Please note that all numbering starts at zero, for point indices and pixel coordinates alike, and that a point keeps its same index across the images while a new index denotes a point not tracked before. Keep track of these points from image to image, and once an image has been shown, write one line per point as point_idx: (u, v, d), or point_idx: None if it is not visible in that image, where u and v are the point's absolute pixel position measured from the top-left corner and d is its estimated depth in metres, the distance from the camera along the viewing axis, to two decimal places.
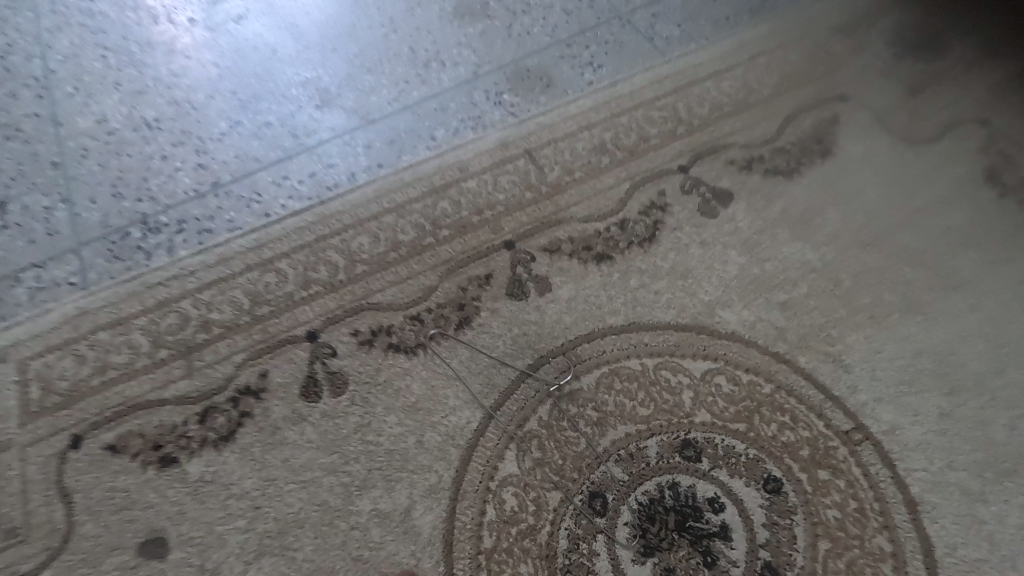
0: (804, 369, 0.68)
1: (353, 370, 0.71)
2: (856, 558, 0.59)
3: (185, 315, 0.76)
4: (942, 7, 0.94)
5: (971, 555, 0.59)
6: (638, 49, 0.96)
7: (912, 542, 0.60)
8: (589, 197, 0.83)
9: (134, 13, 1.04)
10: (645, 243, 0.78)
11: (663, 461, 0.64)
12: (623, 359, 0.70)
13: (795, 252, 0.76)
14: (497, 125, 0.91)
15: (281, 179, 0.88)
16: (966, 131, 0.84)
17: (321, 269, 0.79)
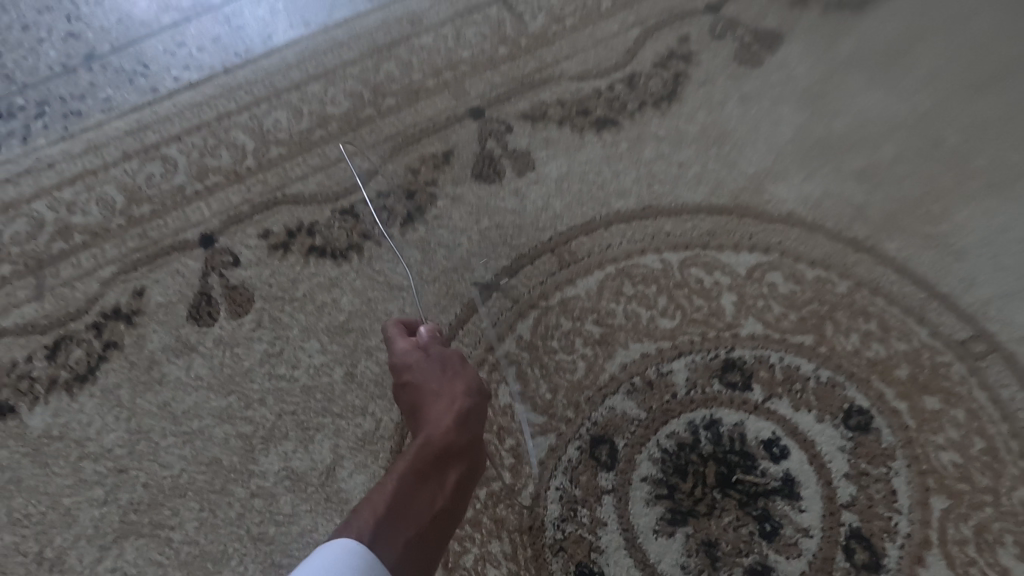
0: (894, 260, 0.47)
1: (258, 282, 0.52)
2: (985, 522, 0.40)
3: (35, 219, 0.56)
4: None
5: None
6: None
7: None
8: (585, 48, 0.60)
9: None
10: (662, 103, 0.56)
11: (696, 392, 0.44)
12: (634, 254, 0.50)
13: (874, 104, 0.54)
14: None
15: (175, 45, 0.66)
16: None
17: (223, 155, 0.58)
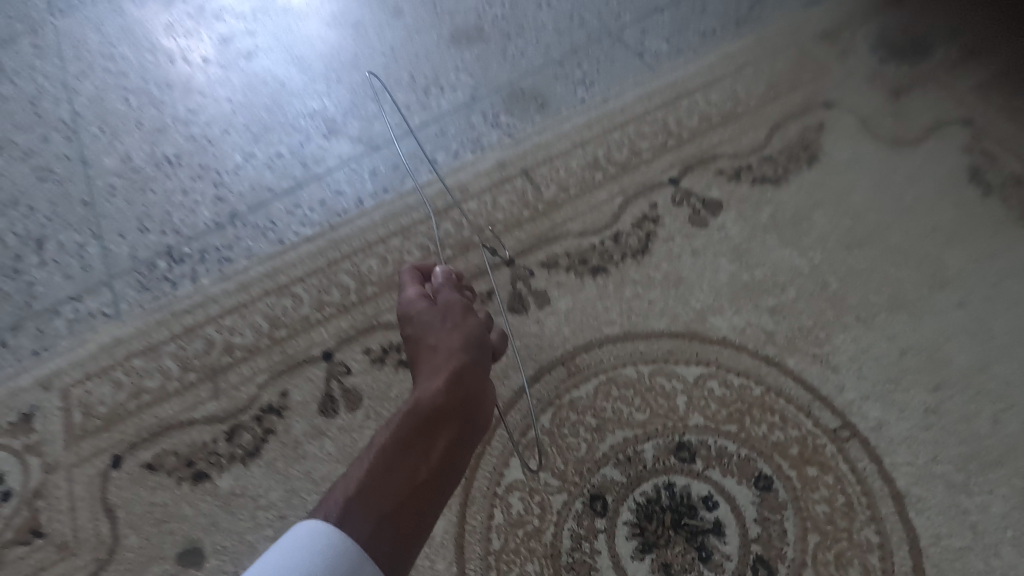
0: (793, 371, 0.71)
1: (365, 386, 0.77)
2: (842, 550, 0.63)
3: (210, 339, 0.82)
4: (926, 7, 0.99)
5: (958, 543, 0.62)
6: (626, 68, 1.00)
7: (899, 533, 0.63)
8: (584, 212, 0.86)
9: (163, 67, 1.15)
10: (638, 255, 0.81)
11: (659, 463, 0.68)
12: (619, 366, 0.74)
13: (783, 255, 0.79)
14: (495, 147, 0.95)
15: (294, 207, 0.93)
16: (951, 131, 0.86)
17: (333, 292, 0.84)
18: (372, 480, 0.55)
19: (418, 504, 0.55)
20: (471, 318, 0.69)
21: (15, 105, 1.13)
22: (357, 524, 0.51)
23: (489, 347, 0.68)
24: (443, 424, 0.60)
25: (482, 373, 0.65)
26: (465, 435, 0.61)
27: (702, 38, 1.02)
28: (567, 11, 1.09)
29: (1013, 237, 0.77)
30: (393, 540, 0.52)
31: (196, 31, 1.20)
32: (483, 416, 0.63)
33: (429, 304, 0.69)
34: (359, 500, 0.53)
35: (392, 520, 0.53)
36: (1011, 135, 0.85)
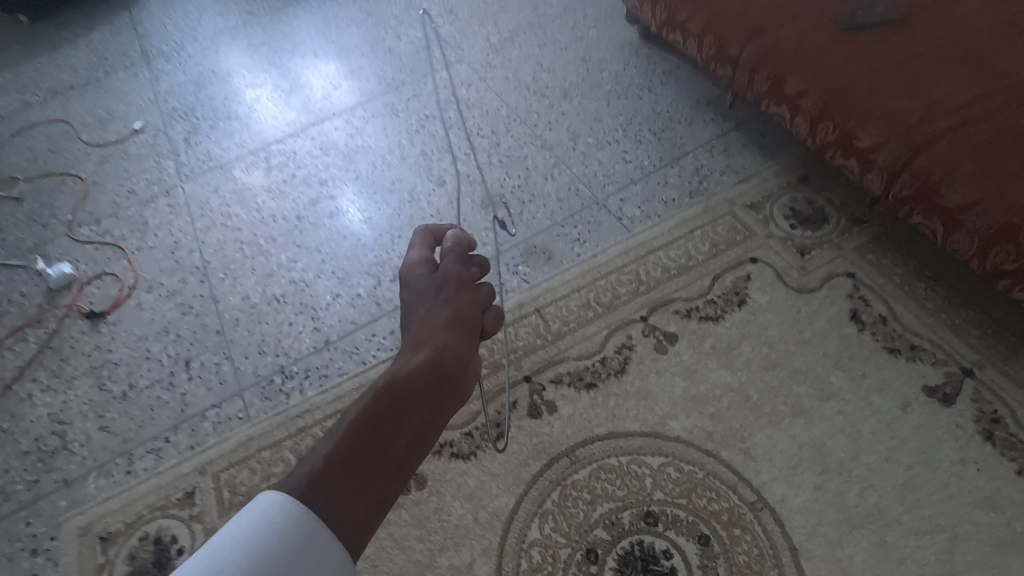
0: (725, 461, 1.03)
1: (430, 470, 1.07)
2: None
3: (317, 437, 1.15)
4: (823, 186, 1.38)
5: None
6: (609, 229, 1.38)
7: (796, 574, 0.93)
8: (580, 341, 1.21)
9: (267, 223, 1.54)
10: (619, 374, 1.15)
11: (633, 526, 0.99)
12: (605, 456, 1.06)
13: (720, 376, 1.12)
14: (515, 289, 1.31)
15: (372, 336, 1.29)
16: (840, 281, 1.22)
17: None
18: (362, 424, 0.65)
19: (406, 441, 0.66)
20: (464, 289, 0.89)
21: (159, 253, 1.53)
22: (346, 459, 0.61)
23: (473, 317, 0.87)
24: (430, 375, 0.74)
25: (465, 339, 0.83)
26: (447, 387, 0.75)
27: (664, 206, 1.40)
28: (566, 183, 1.50)
29: (879, 361, 1.10)
30: (381, 472, 0.62)
31: (290, 193, 1.60)
32: (464, 375, 0.79)
33: (427, 281, 0.90)
34: (349, 441, 0.63)
35: (380, 453, 0.63)
36: (882, 284, 1.20)
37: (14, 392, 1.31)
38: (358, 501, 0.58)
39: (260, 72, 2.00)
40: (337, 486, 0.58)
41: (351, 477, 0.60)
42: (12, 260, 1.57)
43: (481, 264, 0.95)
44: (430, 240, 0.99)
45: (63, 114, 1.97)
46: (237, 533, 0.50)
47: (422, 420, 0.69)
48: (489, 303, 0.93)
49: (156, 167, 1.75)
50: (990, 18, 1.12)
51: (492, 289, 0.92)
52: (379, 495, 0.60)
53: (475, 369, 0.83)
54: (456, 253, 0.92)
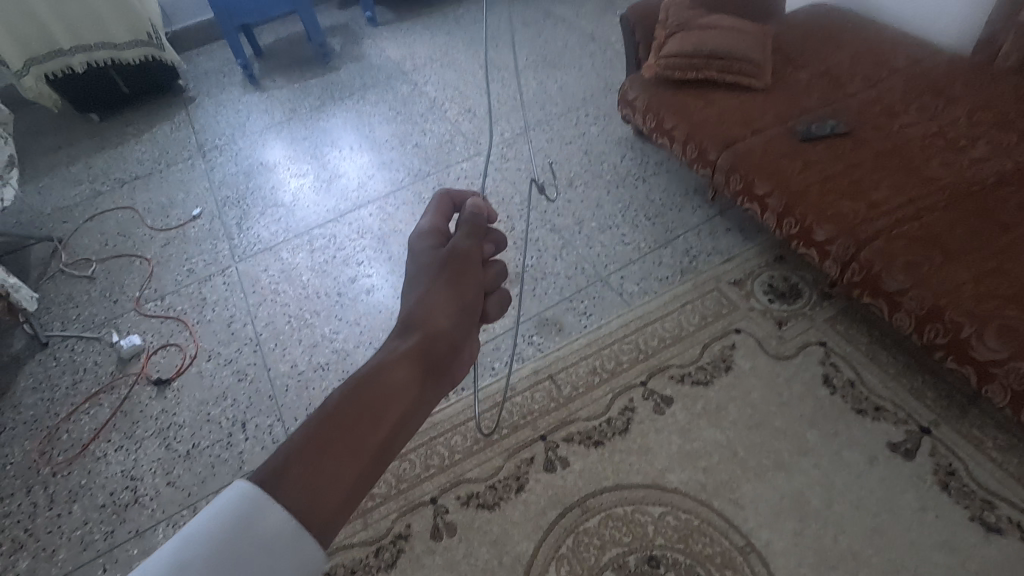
0: (717, 509, 1.18)
1: (459, 519, 1.24)
2: None
3: None
4: (796, 267, 1.59)
5: None
6: (611, 303, 1.59)
7: None
8: (588, 403, 1.38)
9: (311, 299, 1.76)
10: (622, 432, 1.32)
11: (638, 568, 1.14)
12: (613, 505, 1.22)
13: (710, 434, 1.29)
14: (530, 357, 1.50)
15: None
16: (813, 348, 1.41)
17: (433, 457, 1.34)
18: (346, 404, 0.61)
19: (391, 424, 0.63)
20: (472, 273, 0.84)
21: (217, 326, 1.74)
22: (326, 437, 0.57)
23: (475, 302, 0.83)
24: (421, 360, 0.72)
25: (462, 327, 0.80)
26: (436, 373, 0.73)
27: (659, 283, 1.62)
28: (573, 262, 1.72)
29: (848, 420, 1.27)
30: (363, 453, 0.59)
31: (331, 272, 1.83)
32: (452, 362, 0.77)
33: (434, 256, 0.85)
34: (331, 420, 0.59)
35: (363, 434, 0.60)
36: (850, 351, 1.39)
37: (90, 451, 1.49)
38: (337, 483, 0.55)
39: (303, 163, 2.28)
40: (315, 467, 0.54)
41: (330, 457, 0.56)
42: (88, 332, 1.79)
43: (496, 241, 0.91)
44: (447, 208, 0.92)
45: (130, 202, 2.25)
46: (204, 524, 0.46)
47: (409, 402, 0.67)
48: (495, 287, 0.89)
49: (212, 249, 1.99)
50: (916, 135, 1.38)
51: (502, 271, 0.88)
52: (357, 477, 0.57)
53: (466, 356, 0.81)
54: (472, 231, 0.87)
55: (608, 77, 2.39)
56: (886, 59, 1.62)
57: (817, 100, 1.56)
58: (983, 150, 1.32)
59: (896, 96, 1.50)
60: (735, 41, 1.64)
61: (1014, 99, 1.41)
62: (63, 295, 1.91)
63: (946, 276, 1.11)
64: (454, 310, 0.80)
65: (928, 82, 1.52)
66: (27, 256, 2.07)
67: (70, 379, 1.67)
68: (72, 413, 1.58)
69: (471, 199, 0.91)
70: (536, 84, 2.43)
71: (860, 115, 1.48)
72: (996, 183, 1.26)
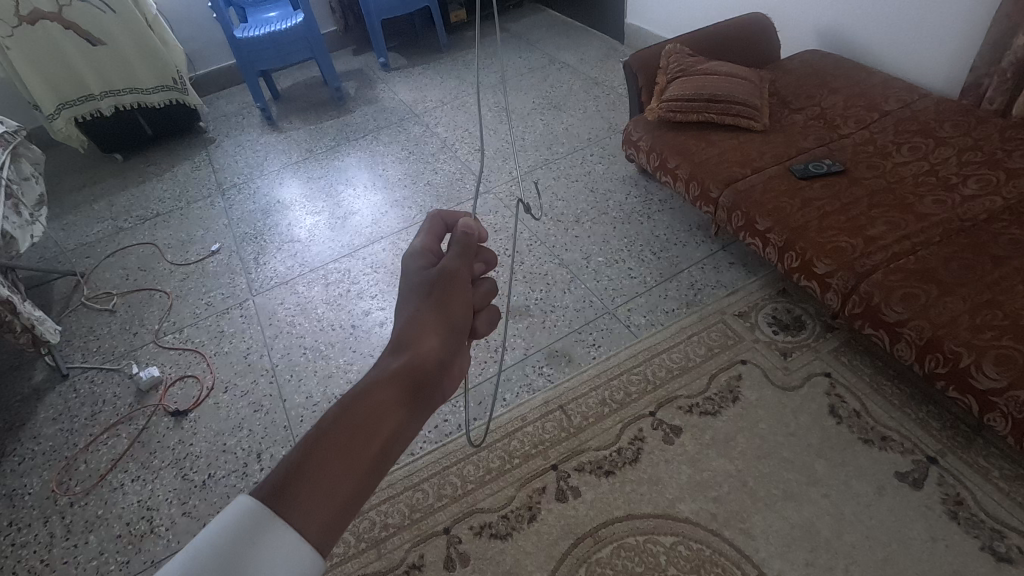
0: (728, 539, 1.20)
1: (472, 549, 1.25)
2: None
3: (372, 519, 1.32)
4: (799, 300, 1.63)
5: None
6: (619, 335, 1.63)
7: None
8: (599, 433, 1.41)
9: (326, 331, 1.81)
10: (633, 462, 1.34)
11: None
12: (624, 535, 1.23)
13: (719, 463, 1.31)
14: (541, 389, 1.53)
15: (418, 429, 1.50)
16: (818, 379, 1.44)
17: (447, 487, 1.36)
18: (327, 427, 0.50)
19: (372, 453, 0.50)
20: (461, 289, 0.67)
21: (233, 358, 1.78)
22: (302, 467, 0.46)
23: (466, 321, 0.66)
24: (406, 383, 0.56)
25: (450, 348, 0.63)
26: (424, 397, 0.57)
27: (666, 316, 1.66)
28: (582, 295, 1.77)
29: (855, 450, 1.29)
30: (341, 487, 0.47)
31: (345, 306, 1.88)
32: (439, 388, 0.60)
33: (419, 272, 0.68)
34: (310, 447, 0.48)
35: (343, 463, 0.48)
36: (855, 382, 1.42)
37: (108, 481, 1.51)
38: (313, 518, 0.44)
39: (318, 201, 2.37)
40: (291, 500, 0.44)
41: (305, 490, 0.45)
42: (107, 364, 1.83)
43: (488, 260, 0.73)
44: (438, 229, 0.73)
45: (151, 238, 2.32)
46: (207, 541, 0.40)
47: (391, 429, 0.52)
48: (487, 305, 0.70)
49: (230, 283, 2.05)
50: (908, 175, 1.45)
51: (496, 287, 0.70)
52: (336, 514, 0.45)
53: (456, 384, 0.62)
54: (463, 247, 0.69)
55: (612, 119, 2.50)
56: (878, 102, 1.71)
57: (815, 141, 1.63)
58: (974, 187, 1.38)
59: (888, 138, 1.58)
60: (733, 86, 1.73)
61: (1001, 139, 1.48)
62: (84, 328, 1.97)
63: (943, 308, 1.15)
64: (450, 328, 0.64)
65: (919, 123, 1.60)
66: (50, 290, 2.14)
67: (90, 409, 1.70)
68: (91, 443, 1.61)
69: (462, 217, 0.73)
70: (543, 125, 2.53)
71: (855, 155, 1.55)
72: (988, 217, 1.31)
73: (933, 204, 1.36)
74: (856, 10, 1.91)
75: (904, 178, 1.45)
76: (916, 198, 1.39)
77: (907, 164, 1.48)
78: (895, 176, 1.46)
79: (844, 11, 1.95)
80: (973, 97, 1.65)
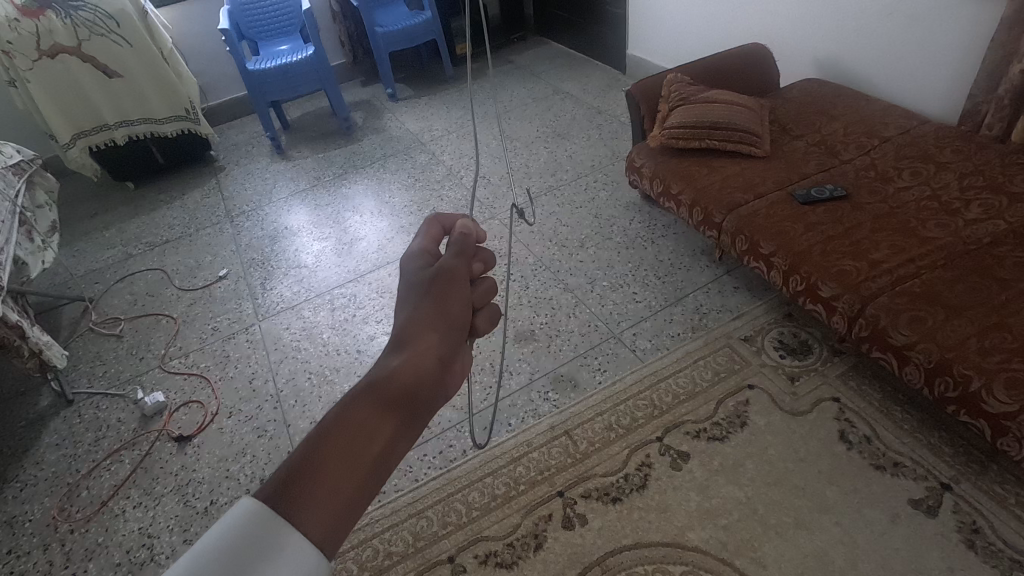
0: (738, 568, 1.17)
1: None
2: None
3: (376, 548, 1.30)
4: (806, 324, 1.63)
5: None
6: (625, 359, 1.63)
7: None
8: (605, 459, 1.39)
9: (332, 355, 1.81)
10: (640, 489, 1.32)
11: None
12: (633, 564, 1.20)
13: (729, 490, 1.29)
14: (546, 414, 1.52)
15: (423, 455, 1.48)
16: (826, 405, 1.42)
17: (452, 514, 1.34)
18: (330, 423, 0.48)
19: (377, 448, 0.48)
20: (460, 287, 0.66)
21: (238, 384, 1.78)
22: (306, 464, 0.44)
23: (467, 317, 0.65)
24: (409, 379, 0.55)
25: (451, 344, 0.61)
26: (428, 393, 0.56)
27: (671, 340, 1.65)
28: (587, 319, 1.77)
29: (867, 477, 1.27)
30: (347, 483, 0.44)
31: (351, 330, 1.89)
32: (442, 384, 0.58)
33: (418, 273, 0.68)
34: (313, 444, 0.46)
35: (348, 459, 0.46)
36: (864, 407, 1.40)
37: (109, 508, 1.50)
38: (319, 515, 0.41)
39: (325, 227, 2.39)
40: (295, 499, 0.41)
41: (309, 487, 0.42)
42: (113, 389, 1.83)
43: (487, 258, 0.72)
44: (437, 231, 0.73)
45: (159, 263, 2.35)
46: (207, 548, 0.37)
47: (396, 425, 0.50)
48: (488, 303, 0.69)
49: (237, 308, 2.07)
50: (911, 199, 1.47)
51: (496, 284, 0.69)
52: (342, 509, 0.43)
53: (460, 379, 0.60)
54: (461, 245, 0.69)
55: (615, 147, 2.54)
56: (877, 129, 1.73)
57: (816, 166, 1.65)
58: (976, 212, 1.39)
59: (888, 164, 1.60)
60: (734, 113, 1.76)
61: (1002, 164, 1.49)
62: (91, 353, 1.98)
63: (951, 331, 1.15)
64: (449, 329, 0.62)
65: (919, 149, 1.62)
66: (59, 315, 2.15)
67: (93, 435, 1.70)
68: (93, 469, 1.60)
69: (459, 219, 0.74)
70: (547, 153, 2.57)
71: (856, 180, 1.57)
72: (991, 240, 1.32)
73: (936, 227, 1.37)
74: (853, 41, 1.96)
75: (905, 202, 1.46)
76: (919, 222, 1.40)
77: (908, 189, 1.50)
78: (897, 200, 1.48)
79: (841, 42, 2.00)
80: (972, 123, 1.67)
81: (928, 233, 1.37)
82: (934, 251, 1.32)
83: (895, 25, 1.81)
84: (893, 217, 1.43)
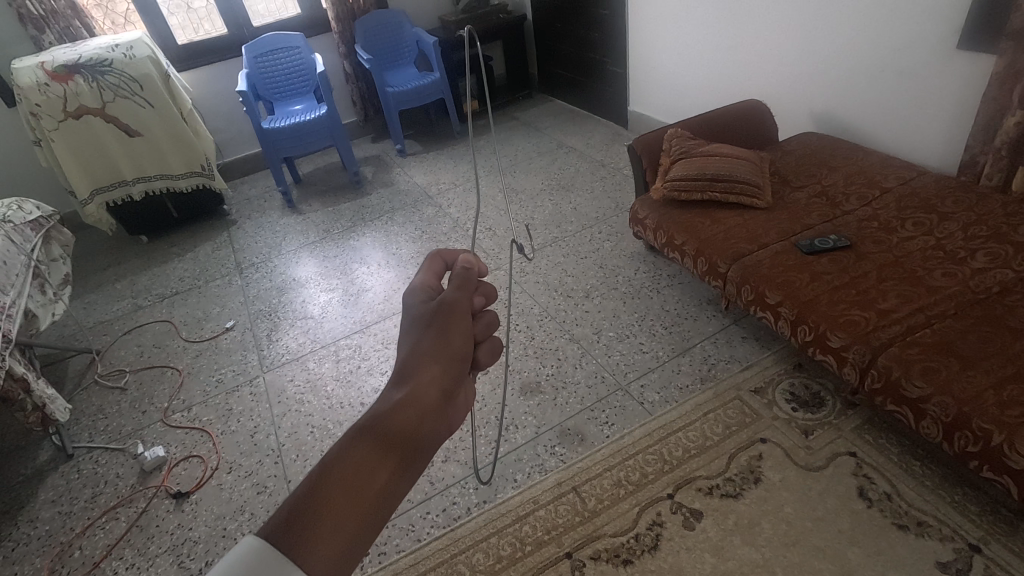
0: None
1: None
2: None
3: None
4: (817, 375, 1.60)
5: None
6: (634, 412, 1.59)
7: None
8: (615, 518, 1.34)
9: (335, 408, 1.79)
10: (652, 550, 1.27)
11: None
12: None
13: (745, 550, 1.23)
14: (554, 469, 1.48)
15: (425, 513, 1.43)
16: (843, 459, 1.37)
17: None
18: (334, 459, 0.46)
19: (379, 483, 0.46)
20: (461, 320, 0.65)
21: (240, 437, 1.75)
22: (311, 499, 0.42)
23: (469, 350, 0.64)
24: (411, 412, 0.53)
25: (453, 376, 0.60)
26: (431, 427, 0.54)
27: (680, 392, 1.63)
28: (594, 370, 1.75)
29: (890, 537, 1.21)
30: (351, 519, 0.43)
31: (356, 381, 1.87)
32: (444, 417, 0.57)
33: (418, 307, 0.67)
34: (315, 479, 0.44)
35: (351, 495, 0.44)
36: (882, 461, 1.35)
37: (100, 568, 1.45)
38: (322, 552, 0.40)
39: (333, 278, 2.42)
40: (299, 535, 0.40)
41: (313, 522, 0.41)
42: (113, 443, 1.81)
43: (488, 293, 0.71)
44: (438, 267, 0.73)
45: (168, 315, 2.37)
46: None
47: (398, 459, 0.49)
48: (489, 336, 0.68)
49: (242, 360, 2.06)
50: (915, 249, 1.47)
51: (497, 318, 0.68)
52: (347, 547, 0.41)
53: (463, 411, 0.59)
54: (461, 280, 0.69)
55: (618, 198, 2.58)
56: (878, 179, 1.76)
57: (819, 217, 1.66)
58: (981, 260, 1.38)
59: (891, 214, 1.61)
60: (734, 165, 1.79)
61: (1004, 213, 1.50)
62: (94, 406, 1.96)
63: (966, 383, 1.12)
64: (451, 363, 0.61)
65: (919, 198, 1.63)
66: (65, 368, 2.16)
67: (90, 491, 1.66)
68: (88, 528, 1.56)
69: (460, 254, 0.73)
70: (552, 205, 2.62)
71: (858, 229, 1.58)
72: (1000, 289, 1.30)
73: (943, 276, 1.37)
74: (846, 97, 2.02)
75: (910, 251, 1.46)
76: (924, 271, 1.39)
77: (911, 239, 1.50)
78: (900, 250, 1.48)
79: (836, 98, 2.06)
80: (971, 173, 1.69)
81: (935, 281, 1.36)
82: (943, 299, 1.31)
83: (888, 81, 1.87)
84: (899, 266, 1.42)
